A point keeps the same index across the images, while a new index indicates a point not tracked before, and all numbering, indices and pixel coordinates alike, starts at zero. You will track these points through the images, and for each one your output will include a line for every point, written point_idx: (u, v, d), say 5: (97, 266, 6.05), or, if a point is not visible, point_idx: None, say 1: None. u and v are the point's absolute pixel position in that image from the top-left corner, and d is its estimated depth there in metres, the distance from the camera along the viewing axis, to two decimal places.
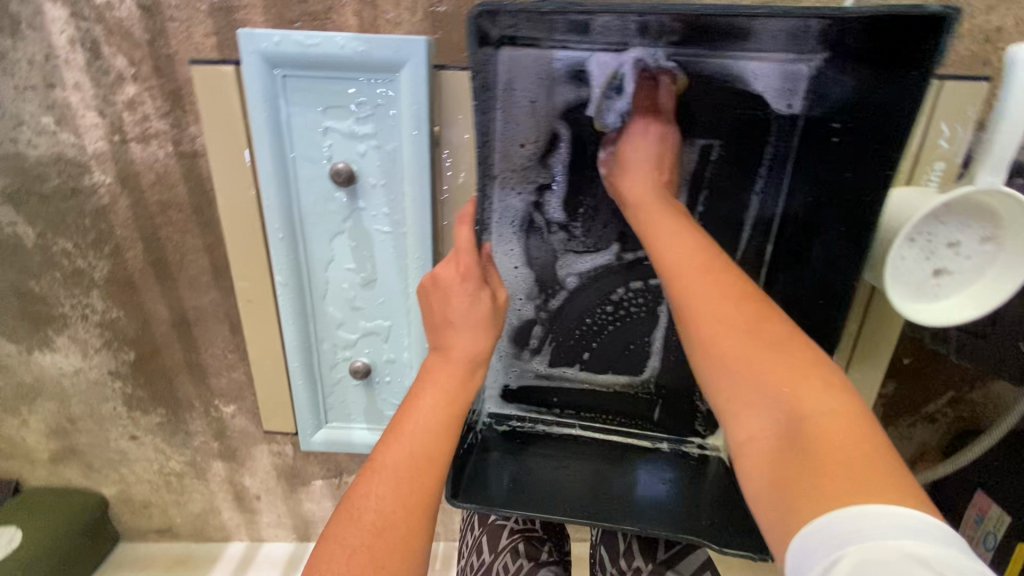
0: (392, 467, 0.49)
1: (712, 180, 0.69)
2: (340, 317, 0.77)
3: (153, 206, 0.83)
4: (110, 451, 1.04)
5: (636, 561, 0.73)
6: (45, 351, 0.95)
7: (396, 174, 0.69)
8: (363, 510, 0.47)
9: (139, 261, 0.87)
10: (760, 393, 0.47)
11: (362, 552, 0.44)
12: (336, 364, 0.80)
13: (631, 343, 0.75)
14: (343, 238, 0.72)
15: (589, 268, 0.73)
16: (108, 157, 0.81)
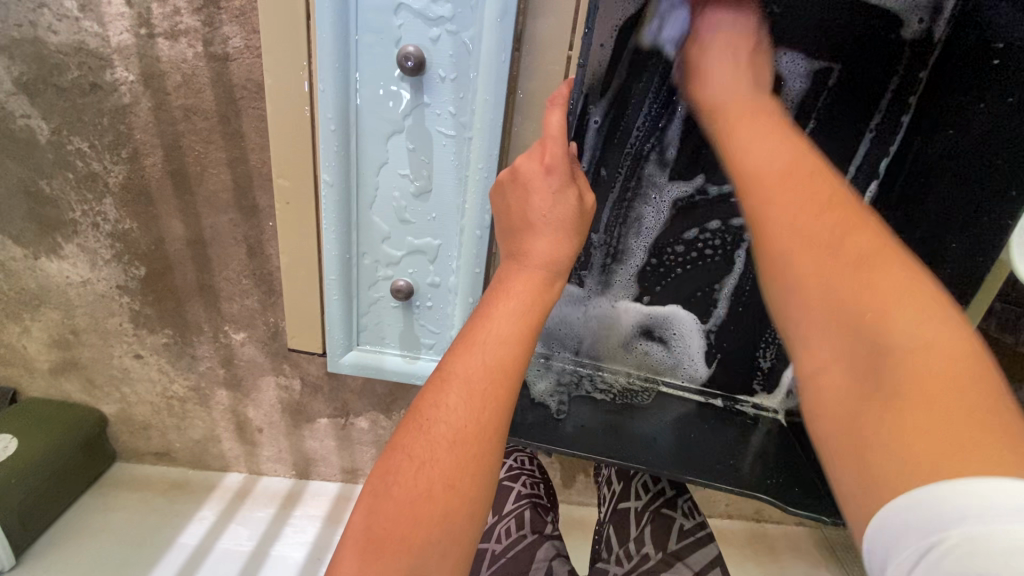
0: (466, 374, 0.41)
1: (823, 114, 0.62)
2: (387, 230, 0.70)
3: (177, 111, 0.78)
4: (112, 368, 1.01)
5: (644, 548, 0.67)
6: (52, 258, 0.91)
7: (470, 68, 0.60)
8: (433, 419, 0.40)
9: (157, 170, 0.83)
10: (878, 270, 0.38)
11: (432, 466, 0.38)
12: (375, 283, 0.73)
13: (700, 289, 0.72)
14: (401, 139, 0.64)
15: (670, 205, 0.67)
16: (133, 52, 0.75)
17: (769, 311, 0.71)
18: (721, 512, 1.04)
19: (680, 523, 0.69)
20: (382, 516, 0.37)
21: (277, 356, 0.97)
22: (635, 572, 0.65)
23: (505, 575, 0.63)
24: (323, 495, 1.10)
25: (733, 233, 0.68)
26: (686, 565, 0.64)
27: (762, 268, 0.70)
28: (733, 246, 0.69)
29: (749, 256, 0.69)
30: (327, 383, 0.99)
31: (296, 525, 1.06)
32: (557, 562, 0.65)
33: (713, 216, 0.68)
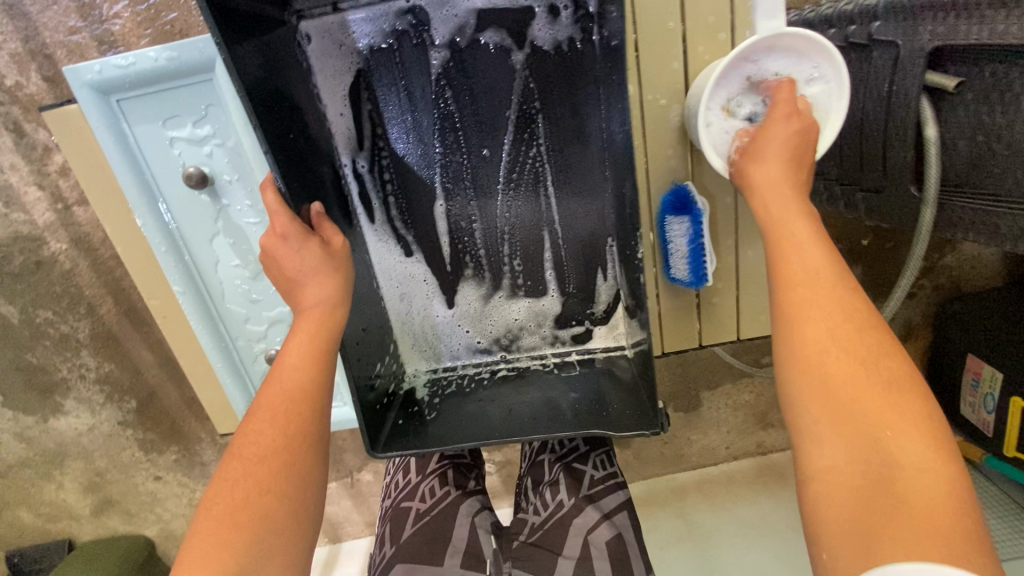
0: (274, 400, 0.50)
1: (546, 97, 0.63)
2: (245, 312, 0.78)
3: (109, 260, 0.89)
4: (141, 494, 1.12)
5: (559, 495, 0.72)
6: (59, 416, 1.03)
7: (246, 165, 0.69)
8: (245, 446, 0.48)
9: (113, 314, 0.94)
10: (858, 369, 0.41)
11: (246, 480, 0.46)
12: (256, 358, 0.81)
13: (518, 279, 0.72)
14: (221, 237, 0.73)
15: (450, 211, 0.69)
16: (58, 225, 0.87)
17: (592, 275, 0.71)
18: (723, 456, 1.06)
19: (590, 475, 0.74)
20: (199, 536, 0.43)
21: None
22: (550, 518, 0.70)
23: (429, 530, 0.69)
24: (357, 552, 1.15)
25: (532, 218, 0.69)
26: (596, 508, 0.69)
27: (570, 239, 0.70)
28: (535, 229, 0.69)
29: (555, 232, 0.70)
30: None
31: None
32: (478, 515, 0.71)
33: (501, 208, 0.69)
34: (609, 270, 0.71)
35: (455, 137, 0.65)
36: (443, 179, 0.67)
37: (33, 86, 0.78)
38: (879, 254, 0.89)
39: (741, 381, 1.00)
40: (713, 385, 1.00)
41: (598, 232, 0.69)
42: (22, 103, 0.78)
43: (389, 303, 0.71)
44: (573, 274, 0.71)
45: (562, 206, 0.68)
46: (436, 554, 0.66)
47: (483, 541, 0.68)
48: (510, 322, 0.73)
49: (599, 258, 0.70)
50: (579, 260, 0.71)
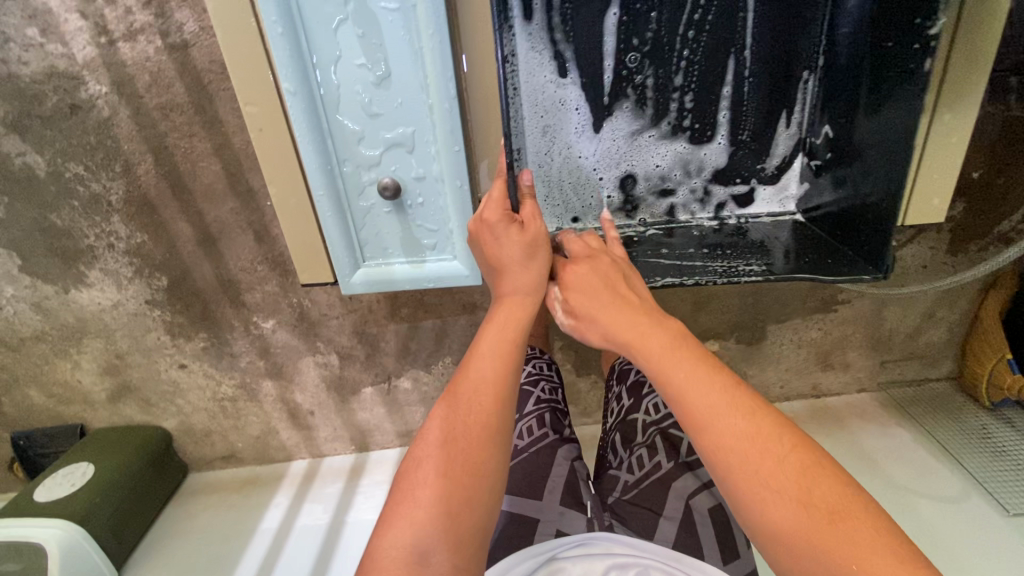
0: (505, 324, 0.53)
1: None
2: (359, 129, 0.57)
3: (154, 112, 0.80)
4: (162, 383, 1.06)
5: (656, 457, 0.68)
6: (81, 288, 0.95)
7: None
8: (478, 358, 0.51)
9: (152, 176, 0.85)
10: (776, 447, 0.43)
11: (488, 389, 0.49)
12: (363, 191, 0.60)
13: (685, 118, 0.66)
14: (347, 24, 0.52)
15: (623, 25, 0.61)
16: (99, 63, 0.77)
17: (777, 117, 0.67)
18: (776, 396, 1.04)
19: (691, 442, 0.69)
20: (438, 446, 0.46)
21: (310, 335, 1.00)
22: (646, 477, 0.67)
23: (527, 469, 0.67)
24: (386, 461, 1.13)
25: (722, 40, 0.62)
26: (697, 476, 0.65)
27: (758, 74, 0.64)
28: (721, 56, 0.63)
29: (743, 61, 0.63)
30: (362, 350, 1.02)
31: (366, 491, 1.08)
32: (578, 463, 0.69)
33: (688, 28, 0.61)
34: (795, 116, 0.67)
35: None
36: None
37: None
38: (986, 188, 0.83)
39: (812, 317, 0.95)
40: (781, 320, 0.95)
41: (795, 69, 0.65)
42: None
43: (528, 138, 0.66)
44: (752, 116, 0.66)
45: (758, 32, 0.62)
46: (537, 491, 0.65)
47: (582, 487, 0.66)
48: (665, 170, 0.69)
49: (789, 97, 0.66)
50: (771, 99, 0.66)
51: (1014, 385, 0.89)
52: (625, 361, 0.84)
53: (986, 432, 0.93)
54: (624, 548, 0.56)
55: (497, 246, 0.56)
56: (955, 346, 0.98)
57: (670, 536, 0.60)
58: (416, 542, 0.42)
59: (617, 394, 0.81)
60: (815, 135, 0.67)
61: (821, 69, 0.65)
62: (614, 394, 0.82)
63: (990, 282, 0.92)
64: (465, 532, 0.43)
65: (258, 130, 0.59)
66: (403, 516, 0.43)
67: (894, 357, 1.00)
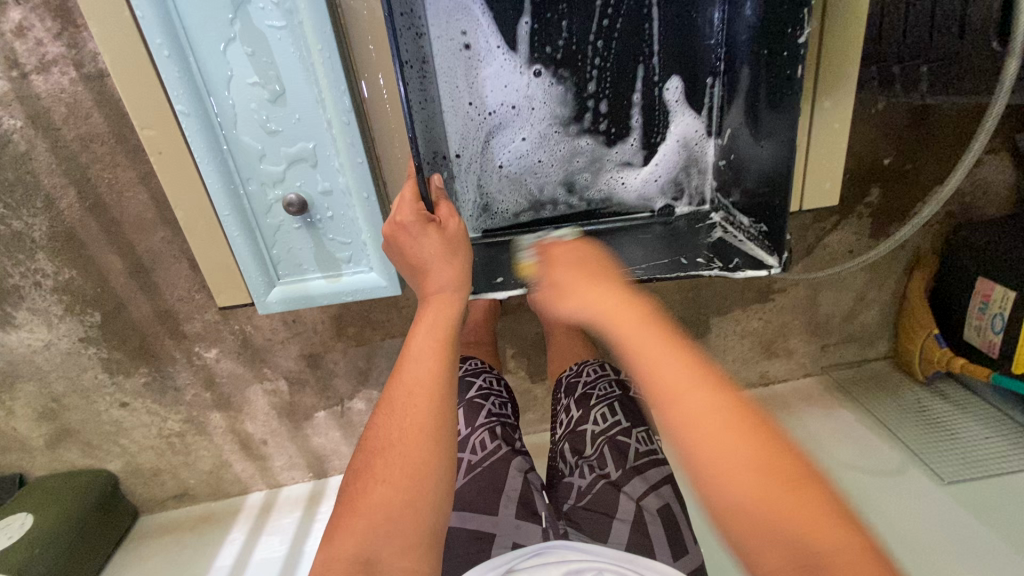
0: (436, 323, 0.51)
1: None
2: (260, 148, 0.57)
3: (74, 143, 0.78)
4: (104, 423, 1.02)
5: (604, 468, 0.67)
6: (9, 330, 0.91)
7: None
8: (410, 361, 0.48)
9: (76, 210, 0.83)
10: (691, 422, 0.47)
11: (420, 391, 0.46)
12: (270, 209, 0.60)
13: (599, 121, 0.68)
14: (236, 44, 0.52)
15: (531, 36, 0.63)
16: (11, 97, 0.75)
17: (687, 117, 0.69)
18: (727, 387, 1.06)
19: (635, 447, 0.68)
20: (374, 455, 0.45)
21: (255, 362, 0.98)
22: (596, 484, 0.66)
23: (482, 482, 0.65)
24: None
25: (629, 49, 0.64)
26: (644, 479, 0.65)
27: (670, 76, 0.66)
28: (632, 61, 0.65)
29: (653, 67, 0.65)
30: (311, 374, 1.00)
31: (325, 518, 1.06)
32: (532, 475, 0.67)
33: (597, 38, 0.63)
34: (704, 120, 0.69)
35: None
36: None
37: None
38: (897, 173, 0.87)
39: (751, 308, 0.98)
40: (722, 313, 0.98)
41: (703, 72, 0.67)
42: None
43: (449, 135, 0.67)
44: (666, 118, 0.68)
45: (665, 37, 0.64)
46: (492, 506, 0.63)
47: (537, 498, 0.65)
48: (580, 176, 0.71)
49: (696, 100, 0.68)
50: (683, 102, 0.68)
51: (942, 356, 0.94)
52: (571, 374, 0.81)
53: (922, 406, 0.97)
54: (578, 555, 0.55)
55: (415, 245, 0.54)
56: (890, 326, 1.02)
57: (621, 540, 0.61)
58: (354, 551, 0.40)
59: (565, 406, 0.78)
60: (722, 134, 0.69)
61: (726, 72, 0.66)
62: (560, 402, 0.79)
63: (914, 262, 0.97)
64: (407, 533, 0.41)
65: (157, 153, 0.58)
66: (342, 533, 0.42)
67: (833, 340, 1.03)
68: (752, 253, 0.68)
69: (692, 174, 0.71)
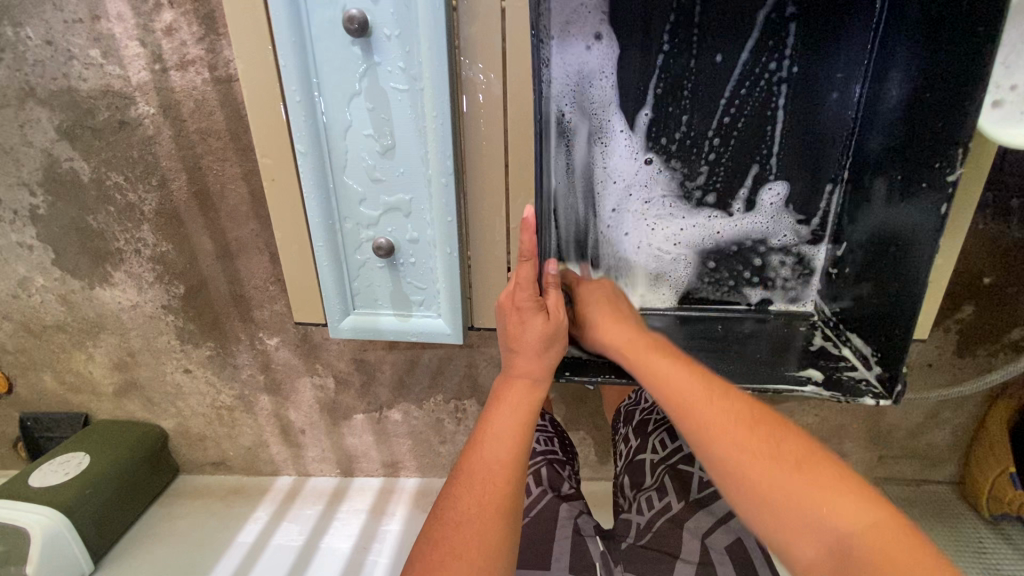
0: (519, 405, 0.53)
1: (807, 7, 0.58)
2: (361, 192, 0.61)
3: (194, 135, 0.86)
4: (166, 384, 1.10)
5: (666, 497, 0.66)
6: (105, 287, 1.01)
7: (414, 18, 0.52)
8: (490, 439, 0.51)
9: (183, 192, 0.90)
10: (808, 468, 0.44)
11: (502, 471, 0.48)
12: (360, 246, 0.64)
13: (708, 213, 0.66)
14: (359, 98, 0.56)
15: (649, 124, 0.63)
16: (151, 87, 0.83)
17: (791, 219, 0.66)
18: None
19: (700, 475, 0.68)
20: (451, 529, 0.45)
21: (310, 356, 1.03)
22: (657, 520, 0.64)
23: (532, 531, 0.64)
24: (368, 489, 1.14)
25: (748, 150, 0.63)
26: (710, 512, 0.63)
27: (782, 179, 0.64)
28: (747, 161, 0.64)
29: (767, 167, 0.64)
30: (358, 377, 1.04)
31: (344, 518, 1.10)
32: (583, 519, 0.65)
33: (713, 133, 0.63)
34: (814, 224, 0.67)
35: (688, 37, 0.59)
36: (657, 85, 0.61)
37: None
38: (997, 295, 0.82)
39: (810, 403, 0.93)
40: (778, 402, 0.94)
41: (821, 180, 0.65)
42: None
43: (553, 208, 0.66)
44: (774, 221, 0.66)
45: (785, 141, 0.63)
46: (544, 558, 0.60)
47: (590, 543, 0.62)
48: (674, 260, 0.69)
49: (810, 205, 0.66)
50: (791, 205, 0.66)
51: (1014, 500, 0.86)
52: (629, 402, 0.84)
53: (982, 547, 0.90)
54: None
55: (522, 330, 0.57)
56: (960, 451, 0.95)
57: None
58: None
59: (624, 436, 0.80)
60: (837, 247, 0.67)
61: (847, 183, 0.64)
62: (620, 432, 0.82)
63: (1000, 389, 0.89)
64: None
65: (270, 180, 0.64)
66: None
67: (893, 453, 0.97)
68: (857, 373, 0.65)
69: (799, 279, 0.69)
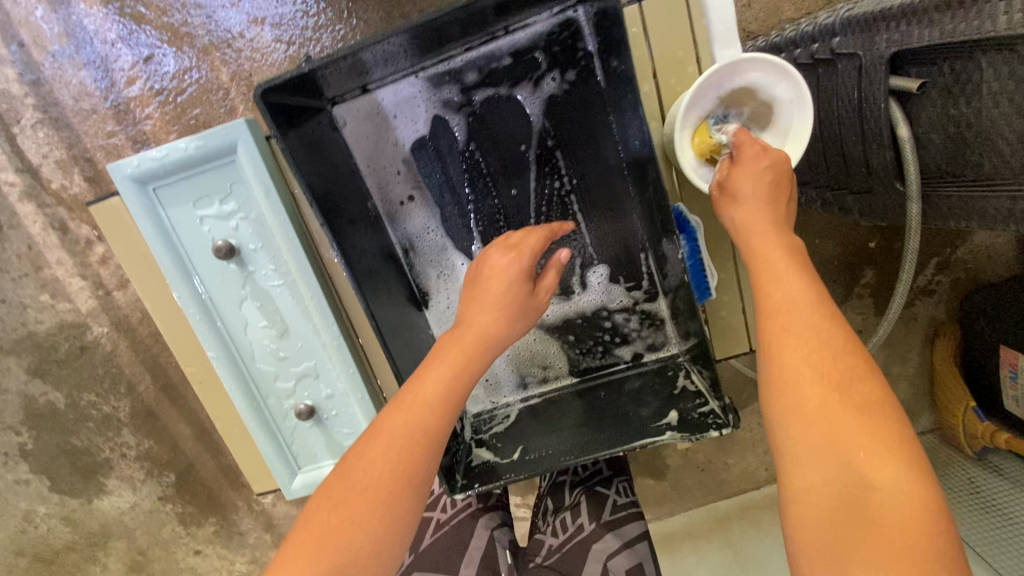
0: (404, 418, 0.44)
1: (565, 137, 0.61)
2: (273, 371, 0.70)
3: (147, 338, 0.94)
4: (182, 570, 1.12)
5: (579, 519, 0.71)
6: (102, 496, 1.06)
7: (269, 232, 0.64)
8: (368, 448, 0.43)
9: (150, 390, 0.98)
10: (871, 441, 0.33)
11: (363, 490, 0.40)
12: (287, 414, 0.72)
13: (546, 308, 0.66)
14: (248, 302, 0.67)
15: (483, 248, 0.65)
16: (100, 310, 0.93)
17: (619, 288, 0.65)
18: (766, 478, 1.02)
19: (614, 499, 0.72)
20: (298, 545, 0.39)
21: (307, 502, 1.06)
22: (567, 542, 0.69)
23: (445, 540, 0.71)
24: None
25: (558, 248, 0.64)
26: (617, 536, 0.68)
27: (602, 261, 0.65)
28: (564, 256, 0.65)
29: (585, 256, 0.65)
30: None
31: None
32: (499, 531, 0.72)
33: (513, 239, 0.64)
34: (644, 285, 0.65)
35: (484, 182, 0.63)
36: (477, 225, 0.65)
37: (76, 187, 0.87)
38: (888, 252, 0.89)
39: None
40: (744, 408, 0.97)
41: (633, 249, 0.63)
42: (67, 202, 0.88)
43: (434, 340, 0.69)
44: (612, 295, 0.65)
45: (596, 235, 0.64)
46: (452, 564, 0.69)
47: (499, 556, 0.70)
48: (547, 349, 0.67)
49: (634, 271, 0.64)
50: (616, 278, 0.65)
51: (985, 432, 0.87)
52: None
53: (975, 486, 0.90)
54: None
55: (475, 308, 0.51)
56: (926, 398, 0.99)
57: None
58: None
59: None
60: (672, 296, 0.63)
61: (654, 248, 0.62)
62: None
63: (933, 332, 0.95)
64: None
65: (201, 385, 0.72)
66: None
67: None
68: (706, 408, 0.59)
69: (650, 328, 0.66)
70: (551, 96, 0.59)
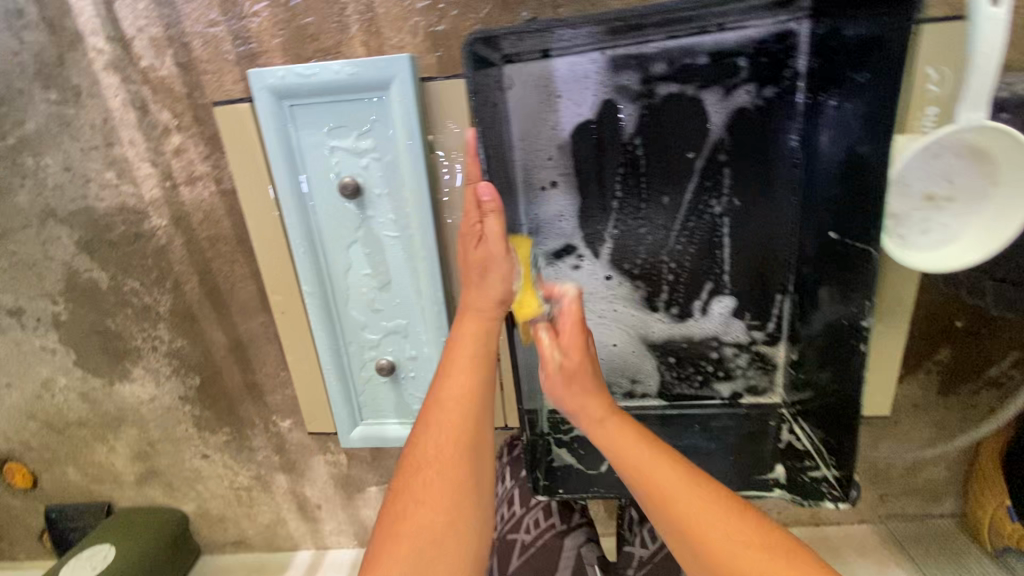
0: (441, 433, 0.56)
1: (735, 153, 0.67)
2: (363, 320, 0.85)
3: (204, 241, 0.92)
4: (185, 469, 1.14)
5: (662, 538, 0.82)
6: (125, 382, 1.06)
7: (396, 175, 0.76)
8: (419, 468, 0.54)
9: (195, 292, 0.96)
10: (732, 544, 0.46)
11: (426, 505, 0.52)
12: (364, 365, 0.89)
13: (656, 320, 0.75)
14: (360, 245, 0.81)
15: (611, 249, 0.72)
16: (162, 201, 0.90)
17: (744, 323, 0.74)
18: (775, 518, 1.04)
19: None
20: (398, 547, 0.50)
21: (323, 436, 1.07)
22: (655, 551, 0.81)
23: (538, 561, 0.79)
24: None
25: (702, 270, 0.72)
26: None
27: (732, 293, 0.73)
28: (702, 278, 0.72)
29: (722, 283, 0.72)
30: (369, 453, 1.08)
31: None
32: (586, 548, 0.79)
33: (665, 253, 0.72)
34: (770, 327, 0.75)
35: (637, 183, 0.69)
36: (615, 218, 0.70)
37: (165, 70, 0.82)
38: (972, 335, 0.86)
39: None
40: None
41: (771, 288, 0.73)
42: (152, 83, 0.83)
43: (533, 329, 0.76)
44: (734, 323, 0.74)
45: (729, 257, 0.71)
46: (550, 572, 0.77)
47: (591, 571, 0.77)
48: (641, 364, 0.77)
49: (764, 311, 0.74)
50: (741, 313, 0.74)
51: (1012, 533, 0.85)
52: None
53: None
54: None
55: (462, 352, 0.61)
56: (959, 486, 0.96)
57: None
58: None
59: None
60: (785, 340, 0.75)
61: (794, 293, 0.73)
62: None
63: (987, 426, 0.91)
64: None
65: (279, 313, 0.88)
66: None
67: (893, 491, 1.01)
68: (817, 472, 0.73)
69: (758, 370, 0.76)
70: (740, 111, 0.65)
